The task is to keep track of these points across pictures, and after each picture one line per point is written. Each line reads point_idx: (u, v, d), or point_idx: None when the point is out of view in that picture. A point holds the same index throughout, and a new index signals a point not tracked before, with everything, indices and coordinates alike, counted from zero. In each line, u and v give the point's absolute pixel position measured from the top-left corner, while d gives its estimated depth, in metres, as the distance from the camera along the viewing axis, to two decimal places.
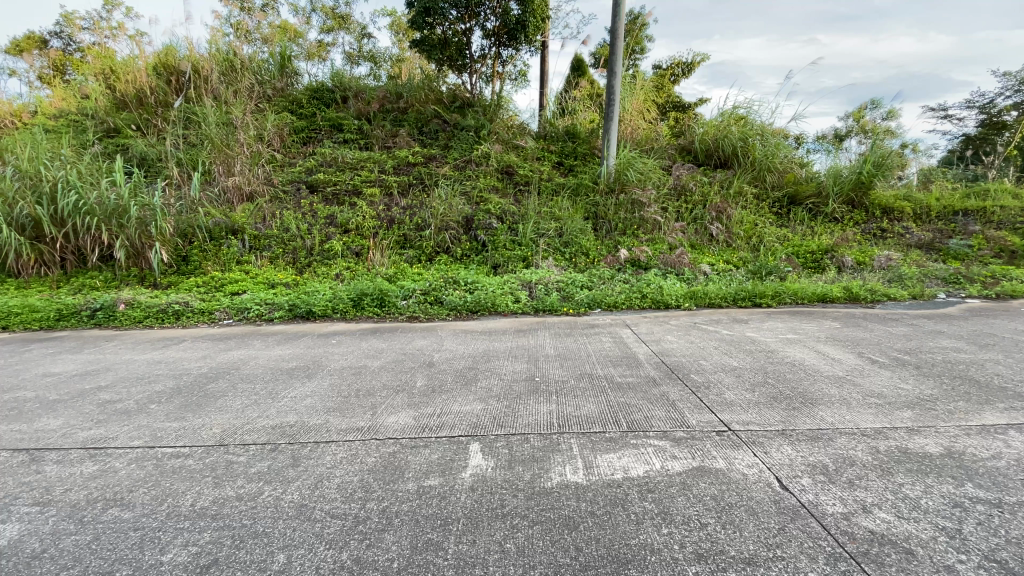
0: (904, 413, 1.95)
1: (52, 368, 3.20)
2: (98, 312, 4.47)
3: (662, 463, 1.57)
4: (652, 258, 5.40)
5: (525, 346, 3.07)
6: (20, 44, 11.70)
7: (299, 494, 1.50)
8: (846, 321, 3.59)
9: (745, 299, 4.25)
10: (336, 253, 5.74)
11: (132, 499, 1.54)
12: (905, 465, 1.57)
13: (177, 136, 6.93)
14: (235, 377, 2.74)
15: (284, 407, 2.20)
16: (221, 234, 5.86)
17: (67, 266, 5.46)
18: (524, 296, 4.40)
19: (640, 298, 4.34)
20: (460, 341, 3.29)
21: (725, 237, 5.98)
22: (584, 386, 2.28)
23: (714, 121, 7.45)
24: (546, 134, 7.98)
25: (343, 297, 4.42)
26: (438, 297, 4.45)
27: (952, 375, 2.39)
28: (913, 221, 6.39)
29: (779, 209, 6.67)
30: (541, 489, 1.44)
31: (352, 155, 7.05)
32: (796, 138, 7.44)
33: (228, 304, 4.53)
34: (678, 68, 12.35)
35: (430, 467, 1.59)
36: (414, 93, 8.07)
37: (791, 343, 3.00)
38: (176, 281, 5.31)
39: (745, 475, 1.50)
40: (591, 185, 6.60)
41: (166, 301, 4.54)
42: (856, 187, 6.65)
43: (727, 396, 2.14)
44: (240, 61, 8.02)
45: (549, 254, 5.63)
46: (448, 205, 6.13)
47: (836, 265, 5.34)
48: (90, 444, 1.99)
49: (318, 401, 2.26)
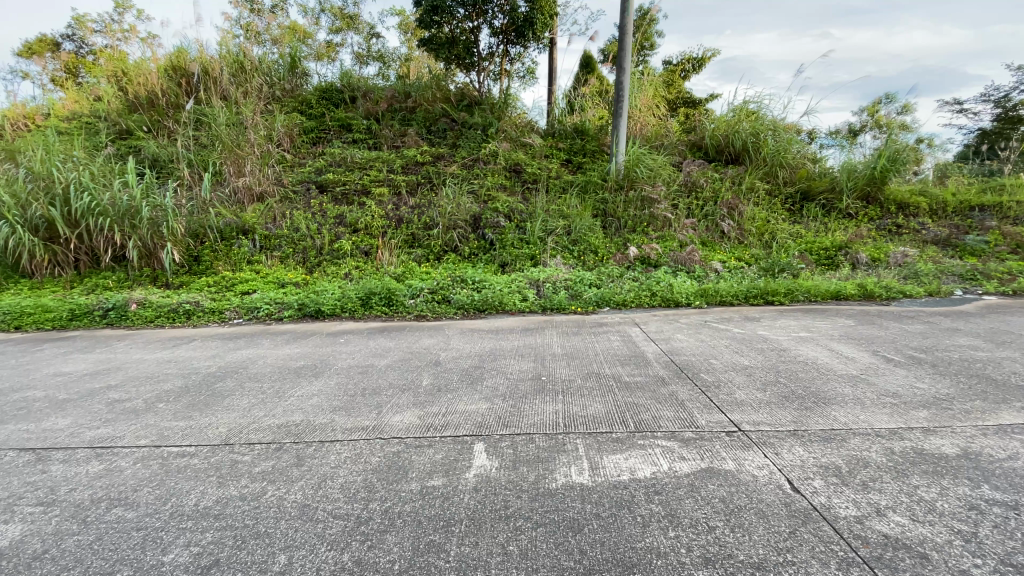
0: (920, 413, 1.90)
1: (62, 368, 3.22)
2: (110, 312, 4.52)
3: (670, 464, 1.54)
4: (661, 257, 5.34)
5: (533, 345, 3.04)
6: (34, 48, 11.88)
7: (301, 494, 1.48)
8: (861, 319, 3.51)
9: (756, 297, 4.21)
10: (344, 252, 5.76)
11: (135, 499, 1.54)
12: (921, 467, 1.52)
13: (189, 137, 6.99)
14: (242, 376, 2.74)
15: (290, 407, 2.20)
16: (232, 234, 5.92)
17: (81, 267, 5.54)
18: (531, 295, 4.38)
19: (649, 296, 4.30)
20: (467, 340, 3.27)
21: (736, 234, 5.92)
22: (592, 385, 2.25)
23: (725, 116, 7.36)
24: (554, 132, 7.97)
25: (350, 296, 4.42)
26: (445, 296, 4.44)
27: (969, 374, 2.33)
28: (929, 216, 6.30)
29: (792, 204, 6.60)
30: (546, 491, 1.42)
31: (361, 155, 7.08)
32: (809, 133, 7.35)
33: (237, 303, 4.55)
34: (687, 64, 12.25)
35: (433, 468, 1.57)
36: (422, 92, 8.09)
37: (803, 342, 2.94)
38: (186, 281, 5.36)
39: (754, 477, 1.46)
40: (600, 182, 6.56)
41: (176, 301, 4.59)
42: (870, 182, 6.55)
43: (737, 395, 2.10)
44: (250, 63, 8.07)
45: (557, 253, 5.60)
46: (456, 203, 6.12)
47: (850, 262, 5.25)
48: (96, 443, 2.01)
49: (323, 400, 2.26)
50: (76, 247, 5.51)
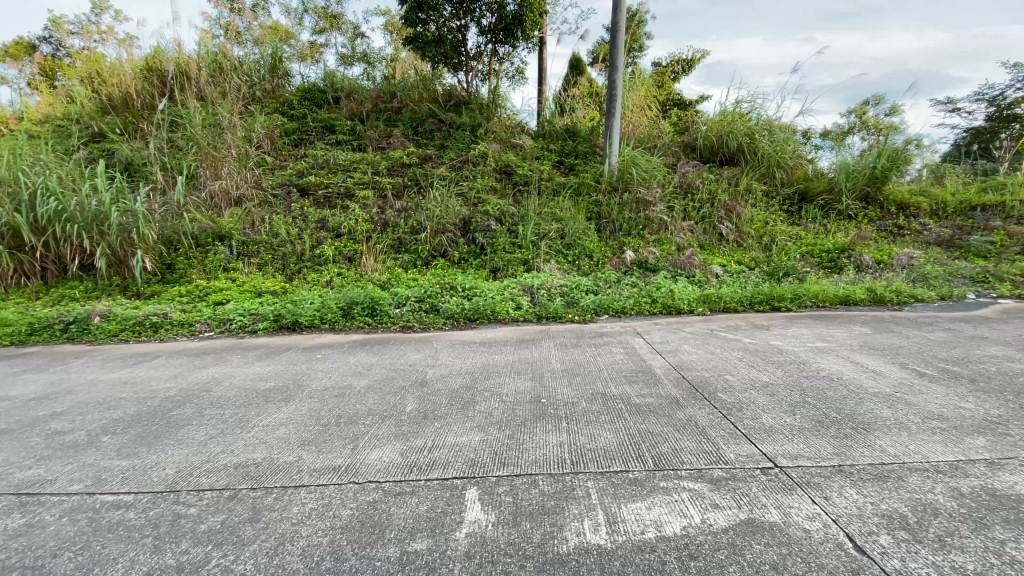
0: (977, 442, 1.66)
1: (8, 391, 2.90)
2: (72, 326, 4.19)
3: (702, 516, 1.28)
4: (660, 260, 5.11)
5: (529, 360, 2.76)
6: (8, 49, 11.48)
7: (252, 565, 1.20)
8: (877, 326, 3.29)
9: (762, 302, 3.98)
10: (327, 258, 5.46)
11: (50, 570, 1.26)
12: (1001, 514, 1.28)
13: (163, 140, 6.72)
14: (204, 401, 2.44)
15: (252, 441, 1.91)
16: (208, 241, 5.62)
17: (48, 276, 5.21)
18: (525, 303, 4.12)
19: (649, 302, 4.06)
20: (456, 355, 2.99)
21: (735, 237, 5.70)
22: (598, 410, 1.98)
23: (719, 116, 7.16)
24: (544, 133, 7.73)
25: (331, 306, 4.13)
26: (433, 304, 4.17)
27: (1016, 391, 2.10)
28: (930, 217, 6.15)
29: (790, 206, 6.41)
30: (555, 558, 1.15)
31: (345, 157, 6.80)
32: (804, 133, 7.18)
33: (209, 315, 4.24)
34: (677, 65, 12.12)
35: (416, 526, 1.29)
36: (408, 92, 7.81)
37: (823, 353, 2.70)
38: (159, 290, 5.04)
39: (807, 534, 1.20)
40: (593, 184, 6.30)
41: (143, 313, 4.27)
42: (870, 182, 6.38)
43: (763, 418, 1.85)
44: (229, 63, 7.77)
45: (551, 257, 5.35)
46: (444, 206, 5.86)
47: (854, 264, 5.03)
48: (22, 488, 1.71)
49: (292, 431, 1.98)
50: (43, 255, 5.18)
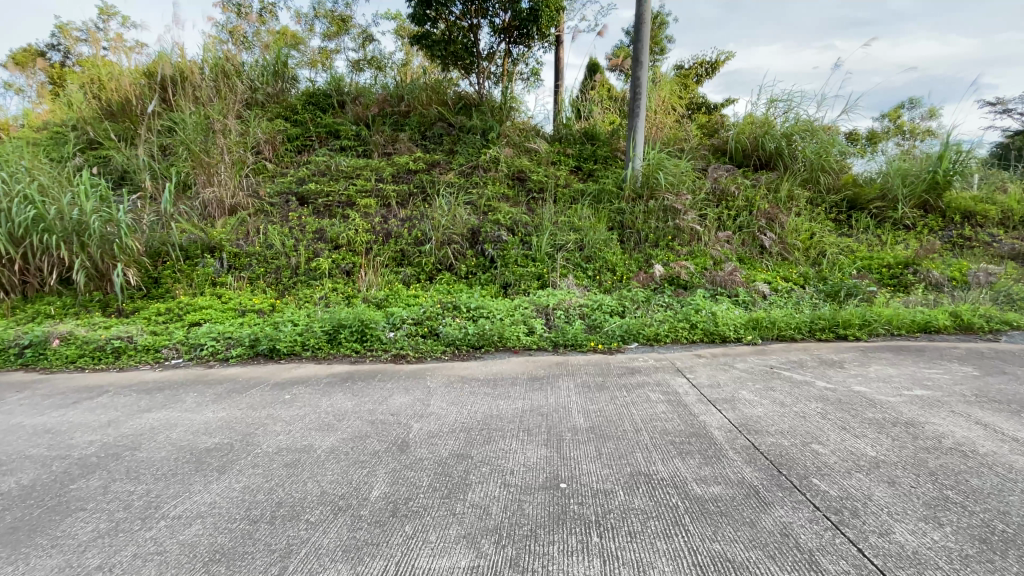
0: None
1: None
2: (26, 350, 3.69)
3: None
4: (695, 276, 4.47)
5: (543, 410, 2.16)
6: (15, 58, 11.25)
7: None
8: (982, 365, 2.62)
9: (823, 329, 3.32)
10: (322, 272, 4.93)
11: None
12: None
13: (155, 145, 6.26)
14: (121, 467, 1.89)
15: (146, 551, 1.35)
16: (198, 253, 5.13)
17: (27, 291, 4.70)
18: (540, 327, 3.52)
19: (687, 328, 3.43)
20: (452, 400, 2.38)
21: (779, 249, 5.04)
22: (644, 509, 1.37)
23: (753, 117, 6.51)
24: (561, 136, 7.15)
25: (316, 330, 3.57)
26: (433, 329, 3.59)
27: None
28: (1000, 227, 5.41)
29: (837, 215, 5.74)
30: None
31: (347, 163, 6.26)
32: (848, 135, 6.49)
33: (180, 339, 3.72)
34: (700, 68, 11.51)
35: None
36: (416, 95, 7.29)
37: (930, 407, 2.05)
38: (141, 306, 4.55)
39: None
40: (615, 190, 5.69)
41: (107, 336, 3.75)
42: (929, 189, 5.70)
43: (898, 536, 1.23)
44: (233, 68, 7.32)
45: (569, 271, 4.75)
46: (451, 216, 5.30)
47: (923, 282, 4.34)
48: None
49: (208, 532, 1.41)
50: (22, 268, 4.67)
